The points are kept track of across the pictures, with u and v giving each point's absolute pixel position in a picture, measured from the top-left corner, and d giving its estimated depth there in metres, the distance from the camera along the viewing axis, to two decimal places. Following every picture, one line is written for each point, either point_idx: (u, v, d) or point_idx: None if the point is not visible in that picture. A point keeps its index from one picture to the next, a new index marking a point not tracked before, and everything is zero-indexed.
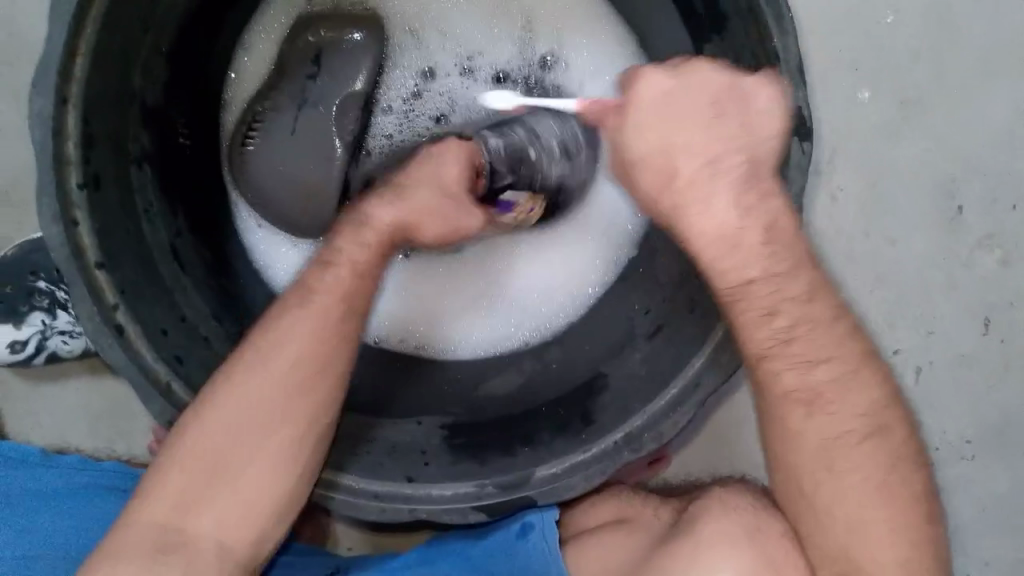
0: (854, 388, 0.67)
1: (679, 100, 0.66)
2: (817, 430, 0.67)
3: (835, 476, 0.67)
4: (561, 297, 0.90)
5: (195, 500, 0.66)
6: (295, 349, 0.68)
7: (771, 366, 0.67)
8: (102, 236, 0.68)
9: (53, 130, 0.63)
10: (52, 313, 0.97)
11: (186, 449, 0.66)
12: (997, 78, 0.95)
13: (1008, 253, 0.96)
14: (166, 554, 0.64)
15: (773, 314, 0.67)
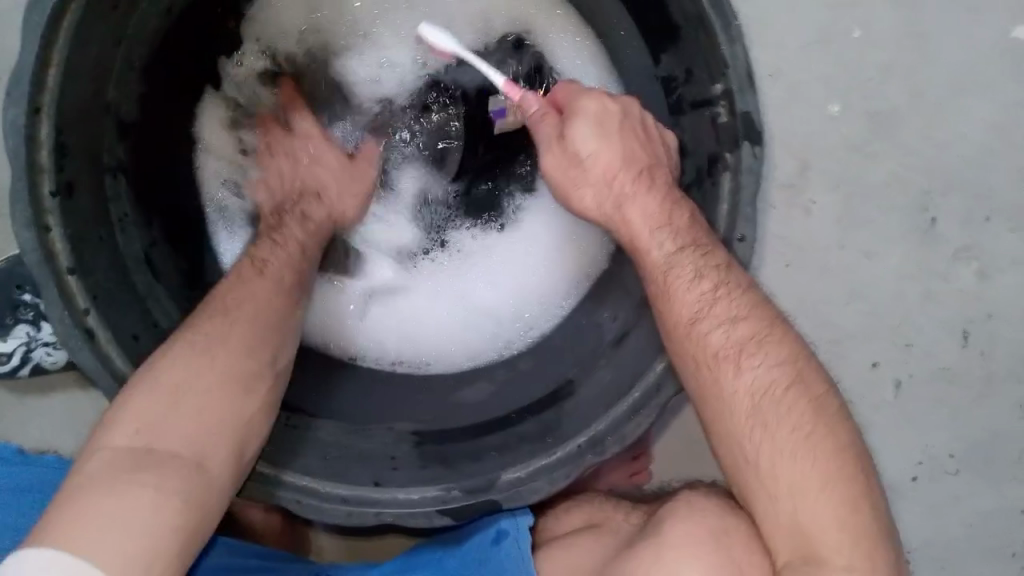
0: (768, 343, 0.66)
1: (605, 124, 0.74)
2: (745, 388, 0.65)
3: (769, 434, 0.64)
4: (523, 302, 0.92)
5: (161, 432, 0.63)
6: (242, 312, 0.72)
7: (698, 329, 0.67)
8: (74, 243, 0.70)
9: (26, 137, 0.65)
10: (36, 325, 0.98)
11: (153, 386, 0.65)
12: (964, 97, 1.01)
13: (985, 265, 1.03)
14: (141, 470, 0.60)
15: (698, 279, 0.67)
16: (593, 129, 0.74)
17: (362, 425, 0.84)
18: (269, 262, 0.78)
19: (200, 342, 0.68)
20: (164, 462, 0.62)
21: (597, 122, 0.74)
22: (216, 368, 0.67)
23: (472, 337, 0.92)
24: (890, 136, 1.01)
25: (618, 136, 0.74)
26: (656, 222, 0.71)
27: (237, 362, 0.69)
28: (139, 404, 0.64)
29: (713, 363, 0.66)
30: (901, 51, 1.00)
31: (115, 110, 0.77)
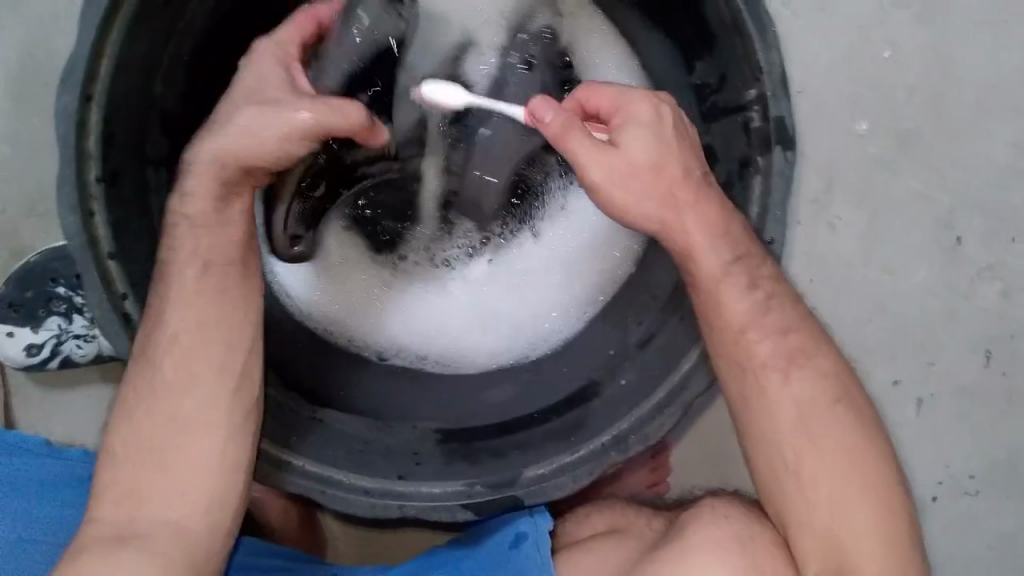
0: (815, 355, 0.70)
1: (649, 130, 0.67)
2: (793, 397, 0.69)
3: (817, 447, 0.68)
4: (553, 296, 0.90)
5: (143, 484, 0.68)
6: (193, 321, 0.70)
7: (747, 337, 0.69)
8: (115, 229, 0.72)
9: (76, 123, 0.67)
10: (68, 318, 1.02)
11: (128, 437, 0.69)
12: (990, 118, 1.02)
13: (1008, 285, 1.03)
14: (129, 537, 0.67)
15: (754, 288, 0.69)
16: (640, 140, 0.67)
17: (387, 422, 0.85)
18: (243, 231, 0.72)
19: (161, 385, 0.69)
20: (153, 526, 0.67)
21: (646, 130, 0.67)
22: (187, 413, 0.69)
23: (502, 332, 0.91)
24: (915, 154, 1.02)
25: (661, 146, 0.67)
26: (717, 228, 0.68)
27: (203, 387, 0.70)
28: (119, 467, 0.69)
29: (761, 371, 0.69)
30: (928, 71, 1.01)
31: (161, 104, 0.79)
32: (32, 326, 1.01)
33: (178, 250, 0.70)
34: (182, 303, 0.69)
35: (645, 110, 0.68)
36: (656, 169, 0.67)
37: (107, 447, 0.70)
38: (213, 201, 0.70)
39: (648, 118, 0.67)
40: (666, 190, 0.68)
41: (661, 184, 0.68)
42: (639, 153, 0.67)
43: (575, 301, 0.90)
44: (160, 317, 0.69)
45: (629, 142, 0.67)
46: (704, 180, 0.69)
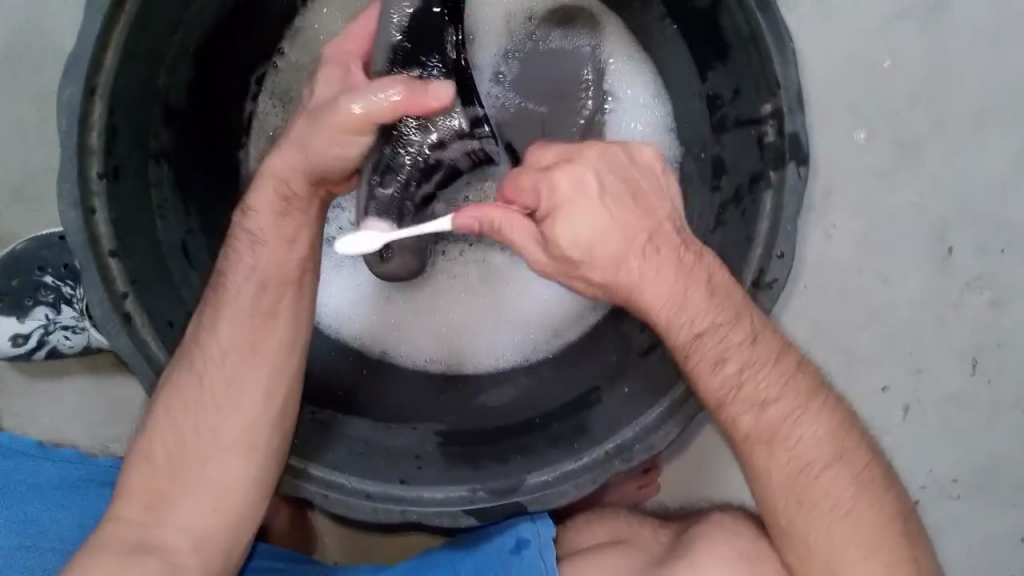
0: (804, 421, 0.70)
1: (578, 199, 0.64)
2: (781, 466, 0.70)
3: (806, 508, 0.70)
4: (561, 313, 0.93)
5: (165, 497, 0.73)
6: (227, 339, 0.74)
7: (727, 411, 0.70)
8: (117, 225, 0.71)
9: (79, 118, 0.66)
10: (56, 308, 0.99)
11: (155, 449, 0.74)
12: (988, 129, 1.00)
13: (998, 295, 1.02)
14: (142, 553, 0.70)
15: (722, 362, 0.69)
16: (577, 215, 0.64)
17: (388, 421, 0.85)
18: (284, 250, 0.75)
19: (194, 402, 0.73)
20: (170, 535, 0.72)
21: (581, 206, 0.64)
22: (218, 433, 0.73)
23: (502, 343, 0.93)
24: (913, 163, 1.01)
25: (619, 211, 0.66)
26: (676, 288, 0.68)
27: (229, 403, 0.74)
28: (147, 473, 0.73)
29: (748, 442, 0.71)
30: (928, 80, 1.00)
31: (162, 96, 0.77)
32: (19, 316, 0.99)
33: (232, 270, 0.75)
34: (227, 320, 0.74)
35: (589, 165, 0.65)
36: (595, 247, 0.65)
37: (139, 450, 0.74)
38: (274, 215, 0.75)
39: (570, 185, 0.64)
40: (608, 254, 0.66)
41: (602, 252, 0.66)
42: (571, 238, 0.64)
43: (577, 322, 0.92)
44: (205, 335, 0.73)
45: (557, 229, 0.64)
46: (647, 246, 0.67)
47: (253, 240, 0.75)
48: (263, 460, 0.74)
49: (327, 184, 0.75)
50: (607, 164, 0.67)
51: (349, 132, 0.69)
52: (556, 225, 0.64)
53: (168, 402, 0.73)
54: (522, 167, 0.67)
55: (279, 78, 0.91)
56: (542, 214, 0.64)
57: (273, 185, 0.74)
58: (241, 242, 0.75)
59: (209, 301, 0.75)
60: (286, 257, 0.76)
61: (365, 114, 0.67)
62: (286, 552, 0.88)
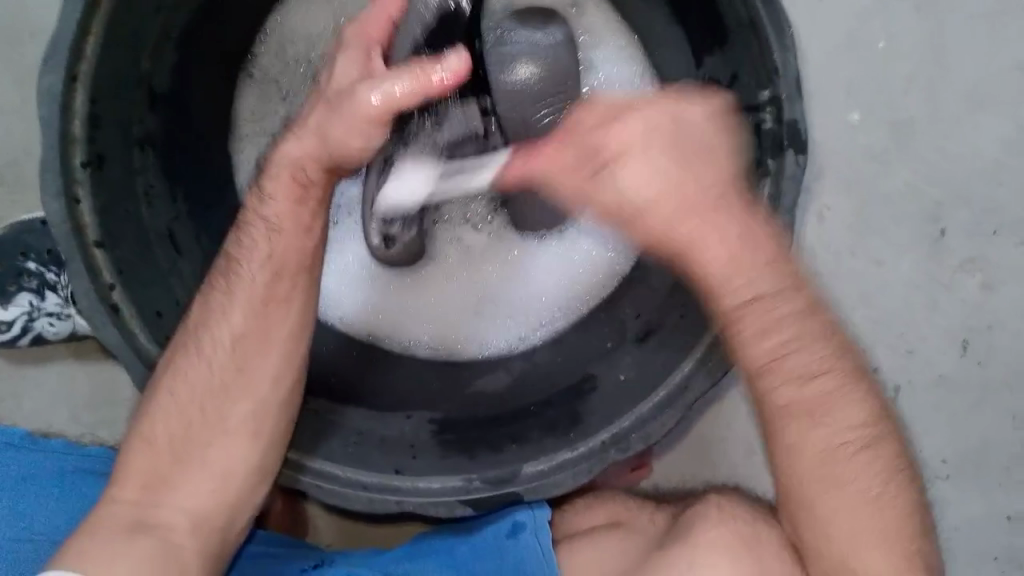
0: (847, 399, 0.69)
1: (651, 153, 0.64)
2: (822, 440, 0.69)
3: (835, 489, 0.69)
4: (562, 296, 0.93)
5: (164, 482, 0.71)
6: (236, 321, 0.72)
7: (767, 381, 0.69)
8: (102, 214, 0.69)
9: (59, 107, 0.64)
10: (40, 295, 0.97)
11: (154, 429, 0.72)
12: (981, 110, 0.99)
13: (988, 276, 1.00)
14: (139, 533, 0.68)
15: (769, 333, 0.68)
16: (633, 170, 0.64)
17: (384, 410, 0.84)
18: (293, 234, 0.73)
19: (202, 384, 0.72)
20: (168, 517, 0.69)
21: (649, 159, 0.64)
22: (225, 418, 0.72)
23: (496, 329, 0.93)
24: (906, 144, 0.99)
25: (679, 166, 0.64)
26: (740, 247, 0.67)
27: (237, 385, 0.72)
28: (146, 456, 0.71)
29: (782, 414, 0.69)
30: (923, 60, 0.98)
31: (148, 80, 0.75)
32: (2, 302, 0.97)
33: (242, 256, 0.73)
34: (237, 304, 0.73)
35: (648, 119, 0.64)
36: (661, 197, 0.65)
37: (137, 431, 0.72)
38: (291, 203, 0.73)
39: (633, 136, 0.64)
40: (670, 206, 0.65)
41: (664, 203, 0.65)
42: (631, 188, 0.64)
43: (575, 303, 0.92)
44: (216, 318, 0.72)
45: (619, 178, 0.64)
46: (720, 202, 0.66)
47: (270, 228, 0.73)
48: (270, 447, 0.73)
49: (342, 171, 0.72)
50: (676, 114, 0.66)
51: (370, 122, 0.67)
52: (623, 169, 0.64)
53: (172, 381, 0.71)
54: (579, 112, 0.68)
55: (264, 66, 0.91)
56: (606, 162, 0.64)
57: (291, 172, 0.72)
58: (257, 228, 0.73)
59: (212, 289, 0.74)
60: (302, 243, 0.74)
61: (384, 106, 0.65)
62: (283, 538, 0.88)
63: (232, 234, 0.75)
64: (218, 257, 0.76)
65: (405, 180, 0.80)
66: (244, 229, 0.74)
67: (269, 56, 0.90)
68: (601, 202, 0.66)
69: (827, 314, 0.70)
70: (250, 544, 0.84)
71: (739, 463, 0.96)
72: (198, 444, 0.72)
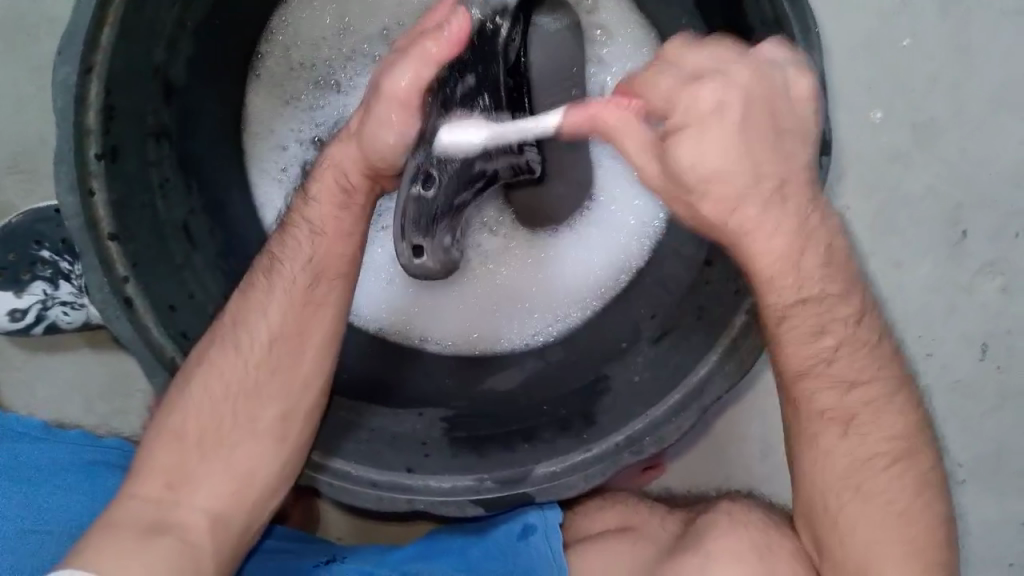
0: (886, 412, 0.69)
1: (715, 127, 0.59)
2: (848, 452, 0.69)
3: (862, 496, 0.69)
4: (578, 292, 0.92)
5: (186, 480, 0.70)
6: (271, 324, 0.72)
7: (806, 385, 0.69)
8: (117, 209, 0.69)
9: (75, 97, 0.64)
10: (54, 283, 0.98)
11: (178, 426, 0.71)
12: (1007, 112, 0.97)
13: (1010, 280, 0.99)
14: (159, 533, 0.66)
15: (821, 334, 0.67)
16: (709, 138, 0.59)
17: (394, 407, 0.83)
18: (340, 242, 0.73)
19: (235, 382, 0.72)
20: (186, 516, 0.68)
21: (708, 127, 0.58)
22: (255, 418, 0.72)
23: (512, 325, 0.92)
24: (930, 146, 0.97)
25: (748, 137, 0.60)
26: (794, 248, 0.65)
27: (269, 387, 0.72)
28: (172, 449, 0.70)
29: (820, 420, 0.69)
30: (948, 61, 0.96)
31: (164, 72, 0.74)
32: (16, 291, 0.97)
33: (285, 256, 0.74)
34: (278, 303, 0.73)
35: (734, 88, 0.59)
36: (720, 175, 0.60)
37: (163, 427, 0.71)
38: (335, 207, 0.73)
39: (714, 101, 0.58)
40: (731, 185, 0.61)
41: (721, 180, 0.61)
42: (695, 159, 0.59)
43: (589, 300, 0.91)
44: (255, 317, 0.72)
45: (680, 147, 0.59)
46: (775, 195, 0.63)
47: (313, 229, 0.73)
48: (293, 449, 0.73)
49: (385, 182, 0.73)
50: (751, 85, 0.60)
51: (403, 113, 0.67)
52: (681, 142, 0.59)
53: (202, 375, 0.71)
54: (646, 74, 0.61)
55: (271, 68, 0.89)
56: (666, 133, 0.60)
57: (334, 175, 0.73)
58: (301, 231, 0.74)
59: (251, 291, 0.74)
60: (344, 248, 0.74)
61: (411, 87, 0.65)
62: (301, 534, 0.89)
63: (277, 233, 0.76)
64: (252, 270, 0.76)
65: (433, 198, 0.65)
66: (288, 230, 0.75)
67: (276, 57, 0.89)
68: (663, 167, 0.61)
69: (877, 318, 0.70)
70: (266, 538, 0.84)
71: (752, 465, 0.95)
72: (222, 442, 0.71)
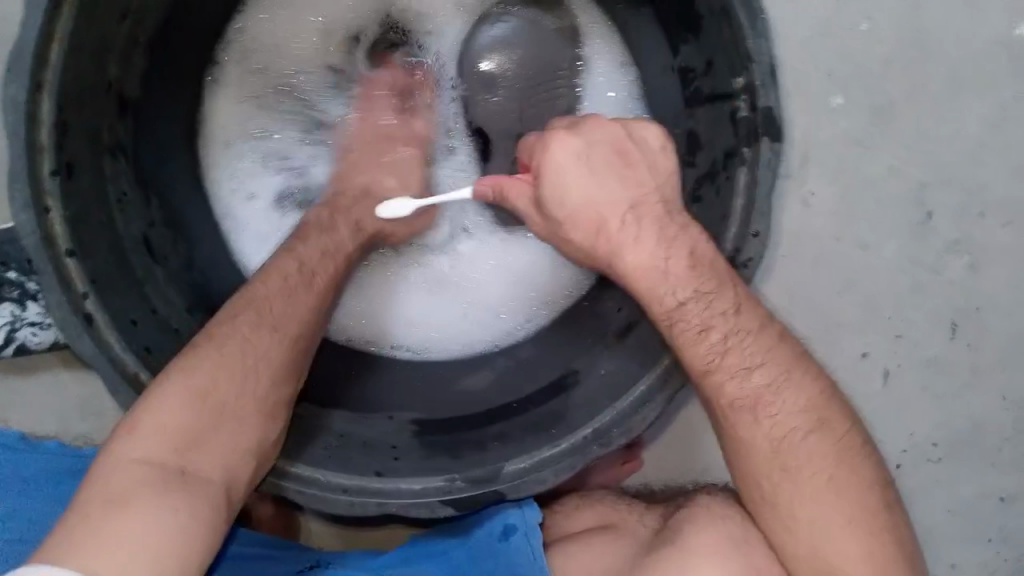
0: (787, 389, 0.69)
1: (573, 174, 0.74)
2: (765, 434, 0.68)
3: (788, 477, 0.68)
4: (539, 292, 0.92)
5: (193, 440, 0.64)
6: (280, 313, 0.73)
7: (713, 379, 0.68)
8: (73, 225, 0.69)
9: (26, 115, 0.63)
10: (21, 305, 0.94)
11: (189, 384, 0.65)
12: (964, 91, 0.98)
13: (976, 257, 1.00)
14: (173, 490, 0.60)
15: (706, 331, 0.68)
16: (559, 180, 0.74)
17: (367, 413, 0.84)
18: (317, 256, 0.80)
19: (247, 354, 0.69)
20: (196, 480, 0.62)
21: (567, 170, 0.74)
22: (266, 394, 0.69)
23: (477, 326, 0.92)
24: (889, 128, 0.98)
25: (596, 175, 0.74)
26: None
27: (276, 366, 0.71)
28: (183, 411, 0.64)
29: (732, 410, 0.68)
30: (903, 43, 0.97)
31: (117, 87, 0.75)
32: None
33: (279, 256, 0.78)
34: (282, 292, 0.74)
35: (571, 149, 0.74)
36: (583, 203, 0.73)
37: (172, 382, 0.65)
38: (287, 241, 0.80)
39: (560, 156, 0.74)
40: (592, 209, 0.73)
41: (586, 208, 0.73)
42: (563, 195, 0.74)
43: (555, 297, 0.91)
44: (269, 300, 0.73)
45: (554, 188, 0.74)
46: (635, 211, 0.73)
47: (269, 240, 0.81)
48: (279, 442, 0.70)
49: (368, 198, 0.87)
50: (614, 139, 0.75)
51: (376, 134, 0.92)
52: (542, 191, 0.75)
53: (219, 344, 0.68)
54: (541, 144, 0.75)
55: (227, 73, 0.90)
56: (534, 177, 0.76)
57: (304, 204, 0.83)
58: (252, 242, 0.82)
59: (258, 280, 0.75)
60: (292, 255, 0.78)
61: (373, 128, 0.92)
62: (268, 538, 0.87)
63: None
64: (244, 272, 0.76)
65: None
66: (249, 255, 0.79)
67: (234, 66, 0.90)
68: (538, 209, 0.77)
69: (758, 306, 0.70)
70: (230, 545, 0.81)
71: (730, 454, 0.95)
72: (231, 411, 0.66)
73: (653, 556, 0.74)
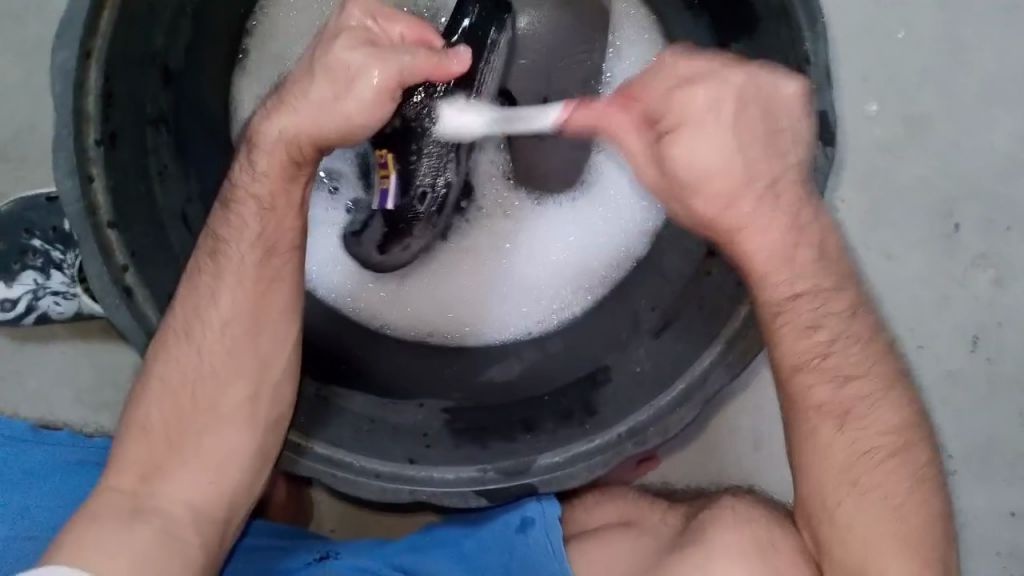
0: (881, 406, 0.68)
1: (715, 128, 0.60)
2: (845, 447, 0.68)
3: (858, 491, 0.67)
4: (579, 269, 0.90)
5: (161, 466, 0.68)
6: (223, 310, 0.69)
7: (801, 378, 0.68)
8: (116, 195, 0.68)
9: (75, 83, 0.63)
10: (45, 273, 0.96)
11: (145, 417, 0.69)
12: (997, 105, 0.98)
13: (1001, 272, 1.00)
14: (142, 516, 0.66)
15: (815, 328, 0.67)
16: (703, 142, 0.60)
17: (396, 398, 0.84)
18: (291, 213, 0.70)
19: (193, 370, 0.69)
20: (165, 504, 0.67)
21: (713, 131, 0.60)
22: (217, 404, 0.70)
23: (511, 311, 0.90)
24: (924, 138, 0.98)
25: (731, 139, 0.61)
26: (787, 241, 0.66)
27: (227, 370, 0.70)
28: (142, 444, 0.69)
29: (815, 413, 0.68)
30: (941, 54, 0.97)
31: (161, 58, 0.74)
32: (6, 280, 0.96)
33: (230, 235, 0.70)
34: (230, 289, 0.69)
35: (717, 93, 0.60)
36: (719, 171, 0.61)
37: (133, 418, 0.70)
38: (283, 180, 0.69)
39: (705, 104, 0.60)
40: (721, 187, 0.62)
41: (712, 183, 0.62)
42: (691, 161, 0.61)
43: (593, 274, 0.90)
44: (206, 302, 0.69)
45: (681, 146, 0.61)
46: (769, 191, 0.64)
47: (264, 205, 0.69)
48: (258, 433, 0.70)
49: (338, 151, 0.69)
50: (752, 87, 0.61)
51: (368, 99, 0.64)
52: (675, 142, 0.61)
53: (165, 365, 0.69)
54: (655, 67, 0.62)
55: (257, 58, 0.86)
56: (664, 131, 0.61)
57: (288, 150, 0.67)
58: (247, 206, 0.69)
59: (197, 273, 0.70)
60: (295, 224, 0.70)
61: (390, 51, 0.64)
62: (281, 529, 0.87)
63: (219, 210, 0.71)
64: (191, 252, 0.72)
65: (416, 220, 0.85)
66: (231, 206, 0.70)
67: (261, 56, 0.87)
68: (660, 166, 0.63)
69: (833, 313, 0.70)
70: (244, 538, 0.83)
71: (747, 457, 0.95)
72: (190, 432, 0.69)
73: (677, 556, 0.73)
